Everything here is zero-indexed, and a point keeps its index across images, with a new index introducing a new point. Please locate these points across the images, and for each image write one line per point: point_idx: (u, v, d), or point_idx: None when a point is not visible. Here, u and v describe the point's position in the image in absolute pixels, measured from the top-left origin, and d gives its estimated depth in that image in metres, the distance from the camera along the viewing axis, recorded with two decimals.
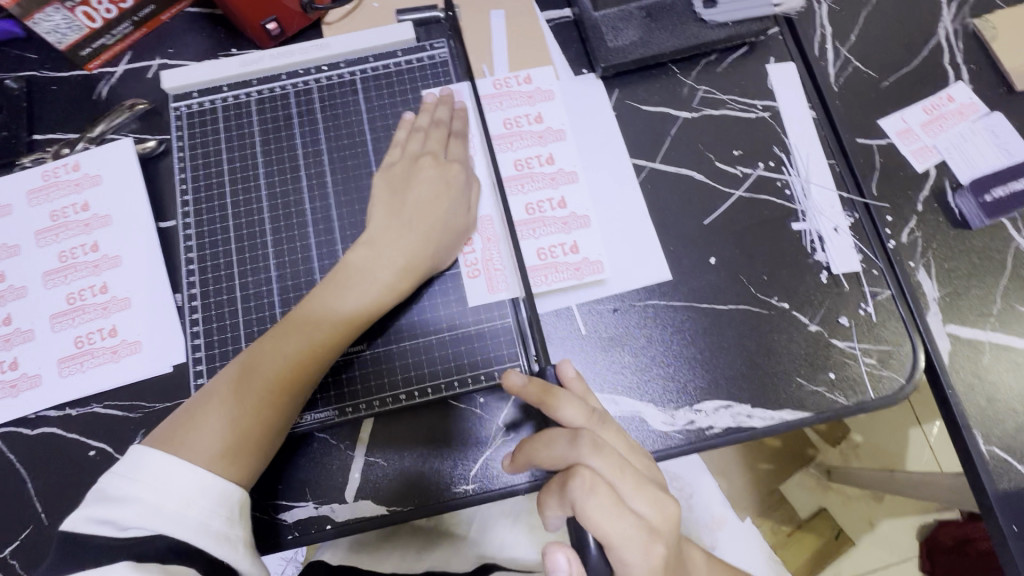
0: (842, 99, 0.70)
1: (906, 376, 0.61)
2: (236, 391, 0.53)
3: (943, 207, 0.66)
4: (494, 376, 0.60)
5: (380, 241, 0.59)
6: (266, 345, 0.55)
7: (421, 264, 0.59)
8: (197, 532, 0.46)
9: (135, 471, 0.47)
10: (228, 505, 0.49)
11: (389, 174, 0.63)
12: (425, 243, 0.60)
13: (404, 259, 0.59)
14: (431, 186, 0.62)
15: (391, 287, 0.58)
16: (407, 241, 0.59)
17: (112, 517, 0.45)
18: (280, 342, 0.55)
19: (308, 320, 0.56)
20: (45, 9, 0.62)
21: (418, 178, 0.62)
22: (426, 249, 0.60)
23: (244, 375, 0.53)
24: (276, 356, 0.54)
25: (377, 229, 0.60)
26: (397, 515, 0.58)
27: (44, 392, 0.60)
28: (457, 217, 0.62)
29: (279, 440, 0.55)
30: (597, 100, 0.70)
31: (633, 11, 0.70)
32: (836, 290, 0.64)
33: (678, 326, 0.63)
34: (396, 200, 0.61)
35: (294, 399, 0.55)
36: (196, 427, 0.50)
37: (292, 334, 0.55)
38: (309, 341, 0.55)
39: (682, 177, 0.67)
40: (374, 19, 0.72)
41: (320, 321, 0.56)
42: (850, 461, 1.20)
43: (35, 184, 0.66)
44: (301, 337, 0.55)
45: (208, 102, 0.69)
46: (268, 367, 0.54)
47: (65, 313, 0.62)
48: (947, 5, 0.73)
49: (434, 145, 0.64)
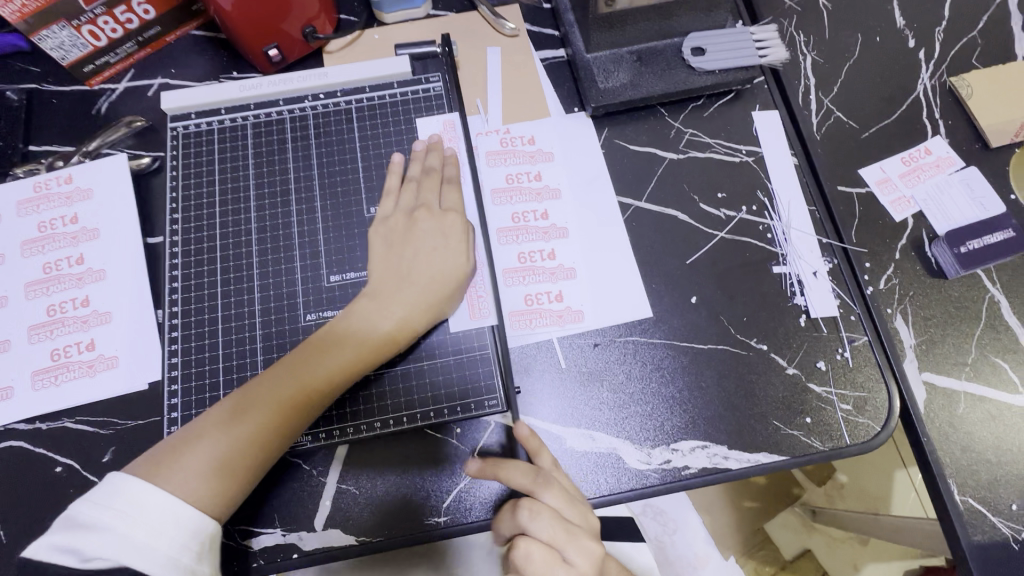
0: (823, 148, 0.72)
1: (883, 423, 0.61)
2: (244, 410, 0.54)
3: (919, 256, 0.67)
4: (471, 408, 0.60)
5: (390, 283, 0.60)
6: (279, 372, 0.56)
7: (420, 316, 0.59)
8: (165, 566, 0.45)
9: (109, 499, 0.47)
10: (200, 539, 0.48)
11: (387, 225, 0.64)
12: (429, 297, 0.60)
13: (410, 303, 0.59)
14: (437, 236, 0.63)
15: (393, 334, 0.58)
16: (411, 290, 0.60)
17: (76, 545, 0.45)
18: (281, 379, 0.55)
19: (321, 349, 0.57)
20: (51, 27, 0.64)
21: (414, 233, 0.63)
22: (428, 303, 0.60)
23: (254, 396, 0.54)
24: (286, 381, 0.55)
25: (378, 282, 0.61)
26: (366, 547, 0.57)
27: (15, 405, 0.60)
28: (457, 268, 0.62)
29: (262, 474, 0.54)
30: (586, 138, 0.72)
31: (624, 55, 0.72)
32: (814, 333, 0.64)
33: (657, 365, 0.63)
34: (395, 253, 0.62)
35: (289, 431, 0.55)
36: (181, 454, 0.51)
37: (292, 371, 0.56)
38: (317, 375, 0.56)
39: (665, 217, 0.69)
40: (373, 50, 0.75)
41: (331, 354, 0.57)
42: (836, 504, 1.19)
43: (26, 195, 0.66)
44: (300, 375, 0.55)
45: (205, 124, 0.70)
46: (276, 394, 0.54)
47: (44, 325, 0.62)
48: (925, 63, 0.76)
49: (427, 196, 0.65)
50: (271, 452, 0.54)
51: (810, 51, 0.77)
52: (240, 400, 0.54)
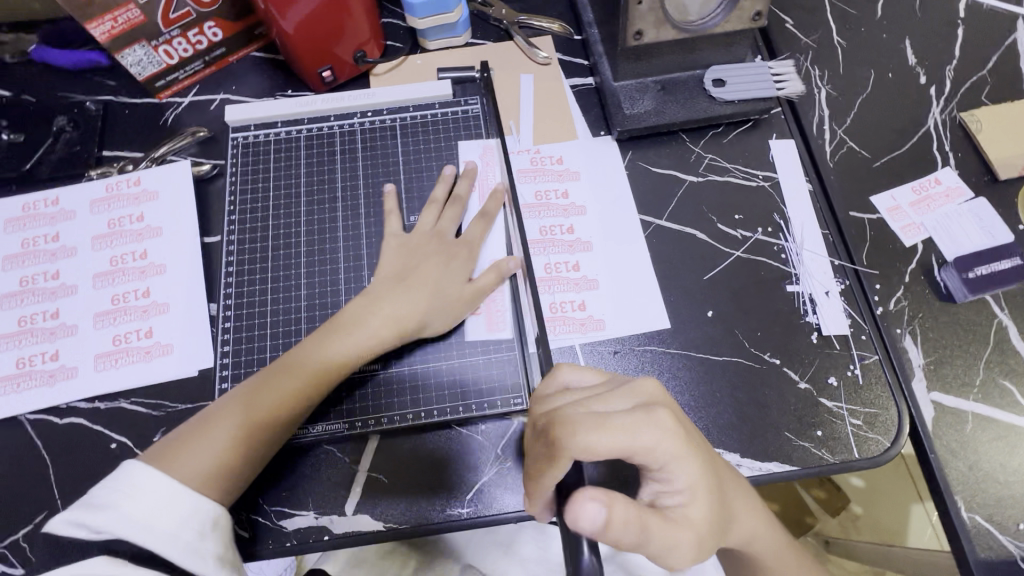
0: (837, 176, 0.76)
1: (892, 440, 0.63)
2: (244, 405, 0.58)
3: (929, 281, 0.70)
4: (496, 404, 0.64)
5: (383, 295, 0.64)
6: (278, 370, 0.60)
7: (412, 322, 0.63)
8: (168, 542, 0.50)
9: (119, 482, 0.52)
10: (201, 519, 0.52)
11: (403, 242, 0.68)
12: (420, 305, 0.64)
13: (397, 315, 0.63)
14: (439, 263, 0.67)
15: (382, 337, 0.62)
16: (405, 297, 0.64)
17: (83, 522, 0.50)
18: (278, 377, 0.60)
19: (313, 351, 0.61)
20: (132, 46, 0.73)
21: (421, 253, 0.68)
22: (419, 308, 0.64)
23: (253, 394, 0.59)
24: (282, 382, 0.59)
25: (375, 289, 0.65)
26: (392, 533, 0.60)
27: (78, 384, 0.65)
28: (450, 292, 0.65)
29: (261, 466, 0.58)
30: (611, 159, 0.77)
31: (649, 84, 0.78)
32: (826, 350, 0.67)
33: (673, 373, 0.66)
34: (405, 266, 0.67)
35: (284, 430, 0.59)
36: (186, 446, 0.56)
37: (288, 370, 0.60)
38: (311, 371, 0.60)
39: (684, 235, 0.73)
40: (416, 73, 0.81)
41: (323, 356, 0.61)
42: (850, 535, 1.18)
43: (99, 194, 0.73)
44: (296, 374, 0.60)
45: (263, 135, 0.76)
46: (273, 392, 0.59)
47: (108, 312, 0.68)
48: (937, 99, 0.80)
49: (444, 224, 0.70)
50: (266, 445, 0.58)
51: (825, 85, 0.81)
52: (242, 397, 0.59)
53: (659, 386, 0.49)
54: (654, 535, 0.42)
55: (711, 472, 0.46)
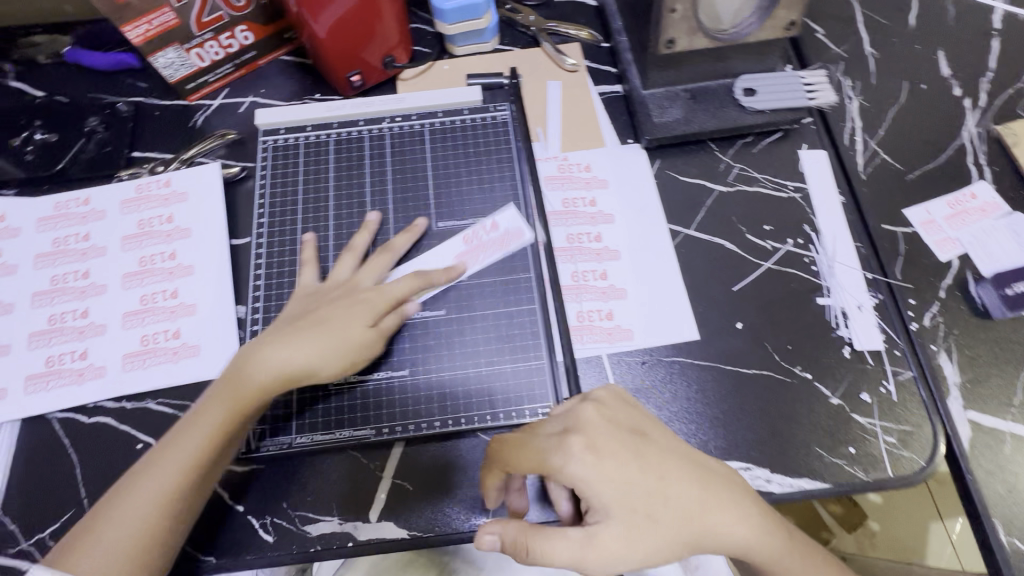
0: (869, 188, 0.75)
1: (927, 459, 0.62)
2: (140, 480, 0.56)
3: (965, 297, 0.68)
4: (524, 413, 0.63)
5: (267, 345, 0.59)
6: (171, 439, 0.57)
7: (300, 369, 0.58)
8: None
9: None
10: None
11: (321, 294, 0.65)
12: (309, 350, 0.58)
13: (285, 362, 0.58)
14: (344, 303, 0.62)
15: (268, 387, 0.58)
16: (293, 344, 0.59)
17: None
18: (170, 446, 0.57)
19: (201, 413, 0.58)
20: (165, 49, 0.73)
21: (329, 298, 0.63)
22: (307, 352, 0.58)
23: (147, 469, 0.56)
24: (174, 451, 0.56)
25: (264, 338, 0.61)
26: (416, 541, 0.59)
27: (106, 383, 0.65)
28: (351, 333, 0.60)
29: (176, 539, 0.56)
30: (639, 168, 0.76)
31: (678, 92, 0.77)
32: (859, 365, 0.66)
33: (702, 385, 0.65)
34: (307, 312, 0.62)
35: (188, 499, 0.56)
36: (90, 536, 0.54)
37: (180, 438, 0.57)
38: (199, 433, 0.57)
39: (713, 245, 0.72)
40: (444, 79, 0.81)
41: (210, 417, 0.57)
42: (868, 552, 1.16)
43: (129, 195, 0.74)
44: (186, 439, 0.57)
45: (292, 139, 0.77)
46: (166, 463, 0.56)
47: (137, 313, 0.68)
48: (971, 111, 0.79)
49: (362, 275, 0.66)
50: (173, 517, 0.55)
51: (856, 95, 0.80)
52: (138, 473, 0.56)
53: (598, 414, 0.53)
54: (550, 551, 0.49)
55: (636, 494, 0.50)
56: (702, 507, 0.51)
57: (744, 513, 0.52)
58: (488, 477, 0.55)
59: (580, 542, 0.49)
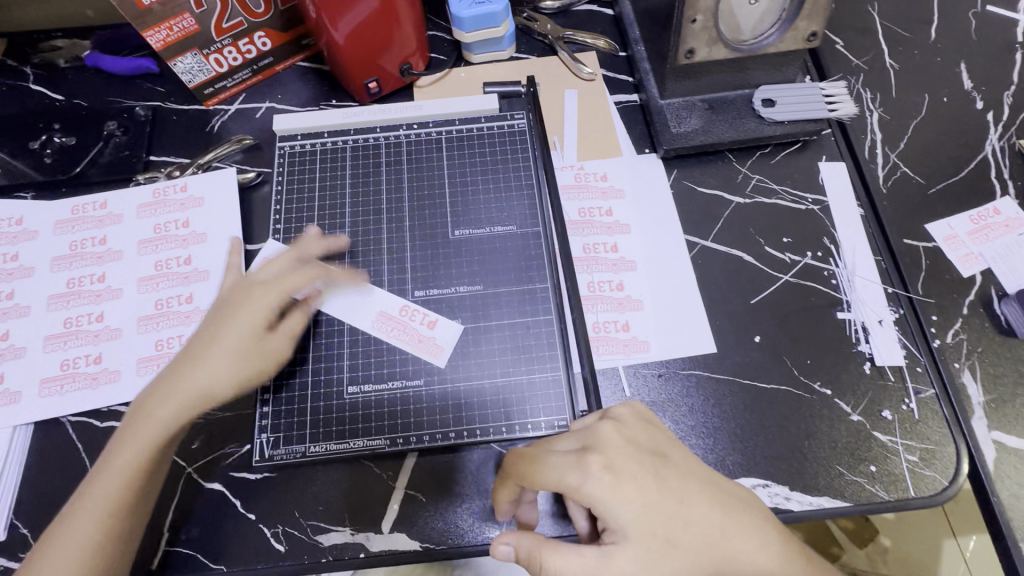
0: (889, 201, 0.74)
1: (950, 479, 0.60)
2: (59, 538, 0.53)
3: (988, 314, 0.67)
4: (540, 425, 0.62)
5: (167, 380, 0.59)
6: (84, 492, 0.55)
7: (203, 391, 0.58)
8: None
9: None
10: None
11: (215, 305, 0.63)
12: (209, 373, 0.58)
13: (190, 390, 0.58)
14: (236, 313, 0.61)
15: (174, 417, 0.57)
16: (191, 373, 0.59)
17: None
18: (83, 499, 0.55)
19: (109, 459, 0.56)
20: (184, 55, 0.74)
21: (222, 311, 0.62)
22: (208, 375, 0.58)
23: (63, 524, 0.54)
24: (88, 503, 0.54)
25: (164, 373, 0.60)
26: (429, 554, 0.59)
27: (119, 388, 0.65)
28: (247, 338, 0.60)
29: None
30: (656, 178, 0.76)
31: (696, 102, 0.77)
32: (880, 382, 0.65)
33: (719, 399, 0.64)
34: (201, 333, 0.61)
35: (116, 545, 0.54)
36: None
37: (90, 489, 0.55)
38: (111, 479, 0.55)
39: (731, 257, 0.71)
40: (460, 87, 0.81)
41: (120, 461, 0.56)
42: (878, 568, 1.13)
43: (146, 199, 0.74)
44: (97, 488, 0.55)
45: (309, 145, 0.77)
46: (82, 515, 0.54)
47: (151, 317, 0.68)
48: (994, 125, 0.78)
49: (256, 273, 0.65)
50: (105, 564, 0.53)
51: (876, 107, 0.80)
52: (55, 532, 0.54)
53: (617, 433, 0.52)
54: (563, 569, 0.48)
55: (657, 518, 0.49)
56: (723, 532, 0.50)
57: (765, 540, 0.51)
58: (501, 489, 0.55)
59: (596, 563, 0.48)
